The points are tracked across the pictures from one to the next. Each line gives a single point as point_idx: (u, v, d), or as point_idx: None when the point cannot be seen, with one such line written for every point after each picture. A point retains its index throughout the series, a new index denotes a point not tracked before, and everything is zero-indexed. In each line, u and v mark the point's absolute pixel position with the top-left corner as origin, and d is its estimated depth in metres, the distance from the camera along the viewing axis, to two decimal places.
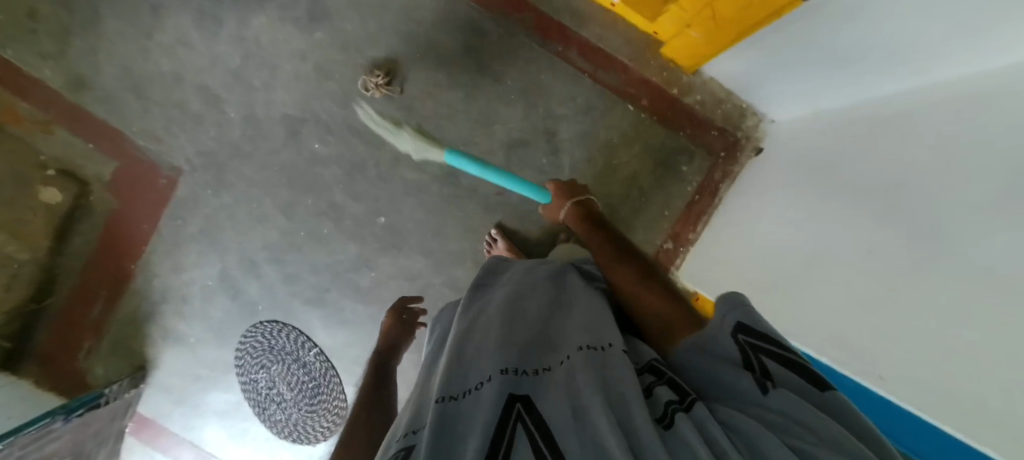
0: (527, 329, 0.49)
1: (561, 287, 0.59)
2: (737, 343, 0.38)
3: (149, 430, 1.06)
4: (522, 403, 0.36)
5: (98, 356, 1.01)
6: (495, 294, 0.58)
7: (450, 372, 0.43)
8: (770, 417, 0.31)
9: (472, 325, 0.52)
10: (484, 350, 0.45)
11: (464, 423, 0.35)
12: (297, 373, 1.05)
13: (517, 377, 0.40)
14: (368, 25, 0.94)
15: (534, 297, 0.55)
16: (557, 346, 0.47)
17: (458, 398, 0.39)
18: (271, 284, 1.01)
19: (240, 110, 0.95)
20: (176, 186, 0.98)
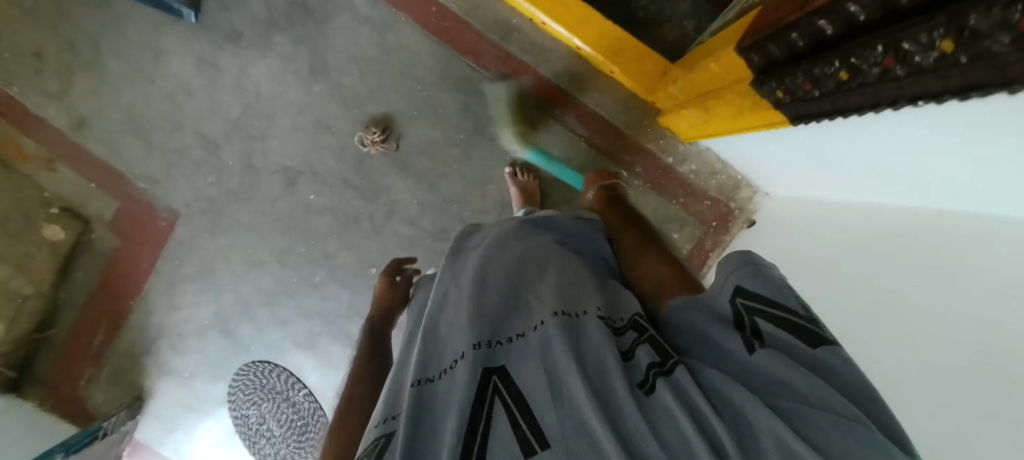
0: (500, 290, 0.48)
1: (539, 250, 0.54)
2: (734, 305, 0.37)
3: (143, 453, 1.11)
4: (498, 375, 0.37)
5: (98, 384, 1.06)
6: (469, 258, 0.55)
7: (423, 353, 0.43)
8: (760, 380, 0.31)
9: (448, 293, 0.50)
10: (457, 324, 0.44)
11: (442, 408, 0.36)
12: (286, 411, 1.09)
13: (490, 350, 0.40)
14: (367, 81, 0.95)
15: (506, 265, 0.51)
16: (529, 309, 0.45)
17: (434, 380, 0.40)
18: (264, 326, 1.04)
19: (238, 158, 0.97)
20: (173, 227, 1.00)
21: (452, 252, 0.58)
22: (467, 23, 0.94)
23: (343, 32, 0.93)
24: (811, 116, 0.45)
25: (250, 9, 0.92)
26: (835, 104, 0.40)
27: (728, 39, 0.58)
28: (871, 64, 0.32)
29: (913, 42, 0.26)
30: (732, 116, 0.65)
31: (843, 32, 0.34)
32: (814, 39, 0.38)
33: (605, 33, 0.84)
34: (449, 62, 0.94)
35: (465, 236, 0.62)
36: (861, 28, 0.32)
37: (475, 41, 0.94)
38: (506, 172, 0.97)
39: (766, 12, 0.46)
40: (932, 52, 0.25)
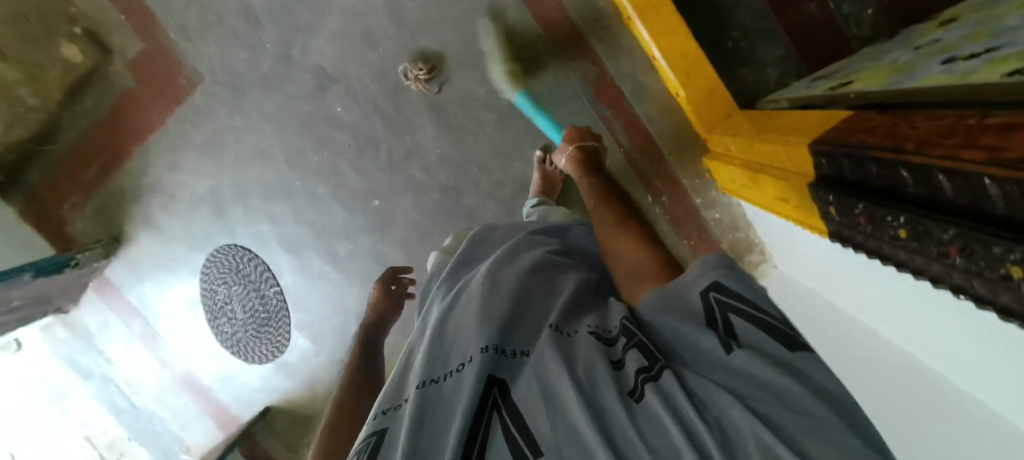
0: (509, 297, 0.41)
1: (556, 266, 0.48)
2: (706, 300, 0.33)
3: (109, 292, 1.15)
4: (499, 388, 0.33)
5: (82, 214, 1.07)
6: (479, 267, 0.49)
7: (427, 353, 0.37)
8: (739, 384, 0.27)
9: (454, 295, 0.45)
10: (464, 325, 0.39)
11: (445, 415, 0.32)
12: (253, 300, 1.11)
13: (499, 356, 0.35)
14: (429, 12, 0.89)
15: (521, 268, 0.46)
16: (539, 325, 0.39)
17: (438, 383, 0.35)
18: (255, 217, 1.04)
19: (277, 43, 0.92)
20: (193, 90, 0.97)
21: (459, 261, 0.55)
22: None
23: None
24: (851, 243, 0.44)
25: None
26: (892, 254, 0.36)
27: (812, 123, 0.54)
28: (933, 245, 0.28)
29: (982, 249, 0.22)
30: (782, 201, 0.62)
31: (925, 197, 0.30)
32: (895, 183, 0.34)
33: (688, 52, 0.81)
34: (518, 26, 0.89)
35: (480, 238, 0.59)
36: (943, 205, 0.28)
37: (553, 11, 0.89)
38: (535, 156, 0.94)
39: (864, 126, 0.41)
40: (997, 268, 0.21)
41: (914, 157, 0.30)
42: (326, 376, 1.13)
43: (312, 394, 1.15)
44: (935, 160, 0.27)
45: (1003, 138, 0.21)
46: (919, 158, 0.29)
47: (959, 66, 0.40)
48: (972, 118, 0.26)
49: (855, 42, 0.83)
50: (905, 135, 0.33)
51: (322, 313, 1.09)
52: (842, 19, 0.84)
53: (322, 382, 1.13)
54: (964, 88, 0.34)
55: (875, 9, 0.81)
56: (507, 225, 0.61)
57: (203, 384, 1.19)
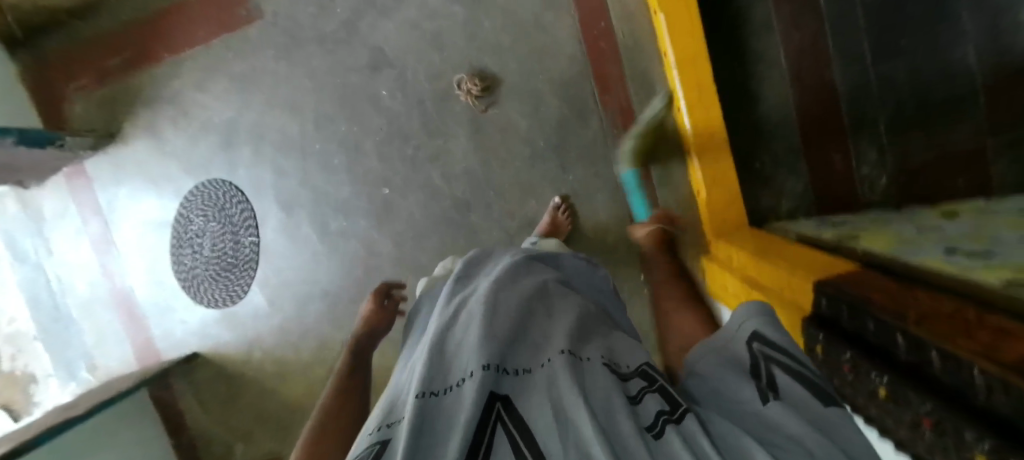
0: (512, 320, 0.43)
1: (555, 292, 0.52)
2: (750, 351, 0.36)
3: (78, 183, 1.09)
4: (501, 403, 0.32)
5: (86, 97, 1.04)
6: (481, 286, 0.51)
7: (428, 368, 0.37)
8: (763, 428, 0.30)
9: (453, 316, 0.46)
10: (464, 344, 0.40)
11: (448, 423, 0.31)
12: (224, 243, 1.05)
13: (500, 374, 0.35)
14: (501, 36, 0.92)
15: (519, 294, 0.48)
16: (540, 346, 0.40)
17: (438, 396, 0.34)
18: (261, 162, 1.02)
19: (347, 12, 0.94)
20: (250, 24, 0.97)
21: (457, 279, 0.57)
22: (618, 58, 0.92)
23: None
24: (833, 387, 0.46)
25: None
26: (866, 408, 0.40)
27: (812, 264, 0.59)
28: (908, 412, 0.32)
29: (954, 433, 0.26)
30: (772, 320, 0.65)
31: (914, 365, 0.33)
32: (889, 347, 0.37)
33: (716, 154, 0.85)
34: (579, 77, 0.93)
35: (477, 260, 0.61)
36: (929, 378, 0.31)
37: (615, 77, 0.92)
38: (553, 201, 0.96)
39: (864, 282, 0.45)
40: (969, 450, 0.24)
41: (914, 332, 0.32)
42: (269, 341, 1.08)
43: (248, 355, 1.09)
44: (933, 339, 0.30)
45: (998, 341, 0.25)
46: (919, 332, 0.31)
47: (943, 254, 0.45)
48: (972, 314, 0.30)
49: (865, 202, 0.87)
50: (906, 303, 0.37)
51: (290, 278, 1.06)
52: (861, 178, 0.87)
53: (263, 346, 1.08)
54: (949, 277, 0.38)
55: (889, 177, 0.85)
56: (503, 250, 0.64)
57: (139, 310, 1.11)
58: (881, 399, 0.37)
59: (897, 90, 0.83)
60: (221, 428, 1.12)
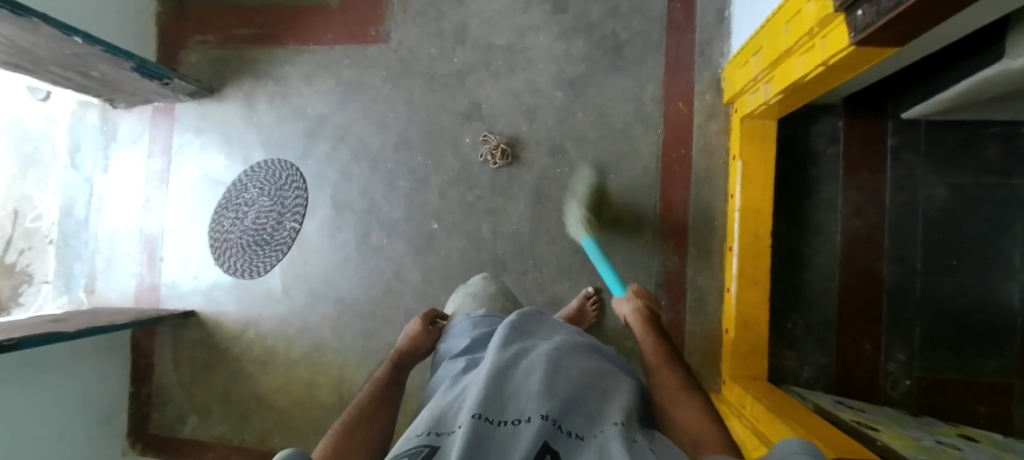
0: (572, 385, 0.42)
1: (611, 376, 0.51)
2: None
3: (162, 118, 1.15)
4: (551, 456, 0.29)
5: (205, 50, 1.12)
6: (538, 345, 0.51)
7: (486, 395, 0.37)
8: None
9: (513, 360, 0.45)
10: (524, 390, 0.39)
11: (499, 450, 0.29)
12: (267, 219, 1.08)
13: (555, 429, 0.33)
14: (589, 129, 0.99)
15: (579, 368, 0.47)
16: (598, 420, 0.37)
17: (492, 424, 0.33)
18: (332, 161, 1.07)
19: (462, 64, 1.03)
20: (375, 43, 1.06)
21: (517, 327, 0.57)
22: (689, 184, 0.96)
23: (617, 89, 0.98)
24: None
25: (590, 7, 0.99)
26: None
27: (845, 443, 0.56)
28: None
29: None
30: None
31: None
32: None
33: (756, 297, 0.86)
34: (648, 189, 0.97)
35: (531, 318, 0.62)
36: None
37: (679, 200, 0.96)
38: (584, 289, 0.96)
39: None
40: None
41: None
42: (268, 326, 1.07)
43: (241, 331, 1.08)
44: None
45: None
46: None
47: None
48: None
49: (886, 398, 0.90)
50: None
51: (312, 274, 1.07)
52: (885, 373, 0.91)
53: (258, 328, 1.07)
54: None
55: (914, 381, 0.89)
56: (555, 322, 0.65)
57: (159, 252, 1.13)
58: None
59: (937, 302, 0.89)
60: (183, 394, 1.09)
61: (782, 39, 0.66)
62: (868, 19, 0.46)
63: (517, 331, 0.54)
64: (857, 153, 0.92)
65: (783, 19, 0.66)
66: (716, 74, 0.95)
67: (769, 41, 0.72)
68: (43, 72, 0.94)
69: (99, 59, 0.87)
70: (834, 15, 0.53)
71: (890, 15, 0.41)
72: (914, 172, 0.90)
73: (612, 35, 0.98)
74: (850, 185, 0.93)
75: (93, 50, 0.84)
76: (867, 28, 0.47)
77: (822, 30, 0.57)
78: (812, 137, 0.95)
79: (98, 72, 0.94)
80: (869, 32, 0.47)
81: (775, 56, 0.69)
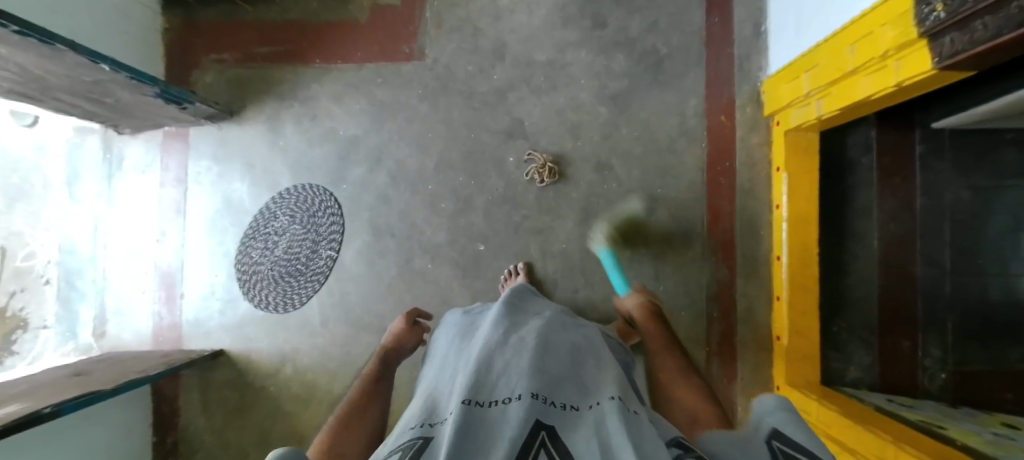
0: (561, 364, 0.46)
1: (593, 348, 0.55)
2: (769, 447, 0.31)
3: (176, 144, 1.08)
4: (546, 431, 0.32)
5: (221, 70, 1.06)
6: (529, 324, 0.57)
7: (474, 381, 0.40)
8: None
9: (502, 342, 0.50)
10: (513, 369, 0.43)
11: (488, 432, 0.32)
12: (301, 249, 1.02)
13: (545, 404, 0.36)
14: (635, 144, 0.99)
15: (568, 343, 0.52)
16: (588, 393, 0.41)
17: (483, 407, 0.36)
18: (369, 185, 1.03)
19: (502, 81, 1.01)
20: (408, 61, 1.02)
21: (509, 308, 0.62)
22: (733, 196, 0.98)
23: (660, 104, 0.99)
24: None
25: (629, 22, 0.99)
26: None
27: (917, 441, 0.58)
28: None
29: None
30: None
31: None
32: None
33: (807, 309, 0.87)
34: (695, 202, 0.99)
35: (520, 300, 0.68)
36: None
37: (725, 213, 0.98)
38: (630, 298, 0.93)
39: None
40: None
41: None
42: (306, 360, 1.02)
43: (276, 368, 1.02)
44: None
45: None
46: None
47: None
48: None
49: (923, 393, 0.91)
50: None
51: (352, 303, 1.02)
52: (921, 366, 0.92)
53: (295, 363, 1.02)
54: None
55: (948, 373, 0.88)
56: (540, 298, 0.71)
57: (177, 288, 1.06)
58: None
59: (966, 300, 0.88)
60: (213, 438, 1.02)
61: (846, 59, 0.66)
62: (958, 47, 0.42)
63: (509, 311, 0.61)
64: (889, 161, 0.97)
65: (847, 40, 0.66)
66: (756, 87, 0.97)
67: (826, 60, 0.72)
68: (48, 100, 0.85)
69: (119, 86, 0.80)
70: (916, 41, 0.50)
71: (982, 48, 0.37)
72: (940, 177, 0.91)
73: (653, 50, 0.99)
74: (884, 193, 0.97)
75: (117, 77, 0.77)
76: (953, 56, 0.44)
77: (898, 53, 0.55)
78: (847, 146, 1.02)
79: (114, 98, 0.86)
80: (958, 59, 0.43)
81: (837, 75, 0.69)
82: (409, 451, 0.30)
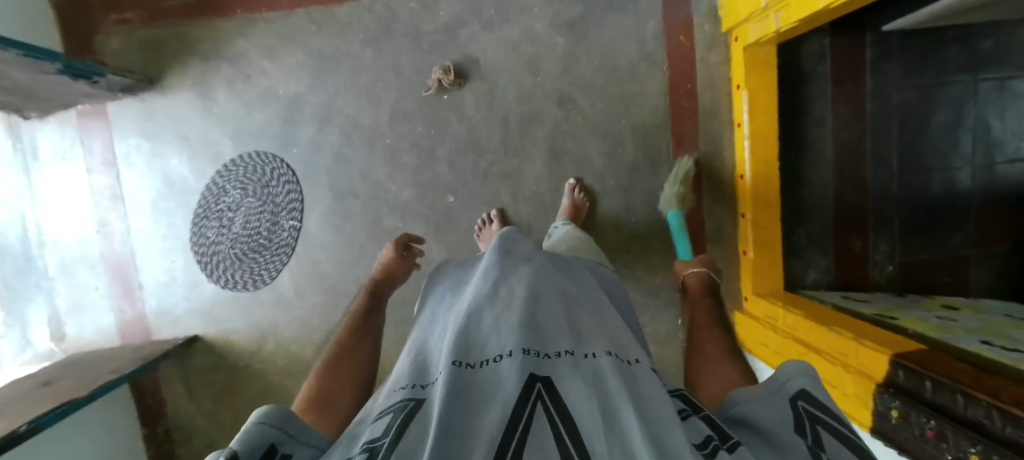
0: (557, 313, 0.42)
1: (583, 292, 0.50)
2: (794, 408, 0.31)
3: (95, 124, 0.97)
4: (542, 384, 0.30)
5: (129, 32, 0.93)
6: (518, 267, 0.50)
7: (462, 341, 0.37)
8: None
9: (491, 295, 0.44)
10: (503, 324, 0.39)
11: (480, 393, 0.30)
12: (261, 222, 0.97)
13: (539, 359, 0.33)
14: (597, 75, 0.96)
15: (560, 292, 0.46)
16: (583, 339, 0.38)
17: (474, 368, 0.33)
18: (322, 146, 0.96)
19: (449, 18, 0.93)
20: (342, 3, 0.93)
21: (499, 253, 0.53)
22: (697, 119, 0.98)
23: (619, 29, 0.95)
24: (902, 447, 0.53)
25: None
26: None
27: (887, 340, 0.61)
28: (916, 429, 0.50)
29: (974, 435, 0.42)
30: (826, 384, 0.69)
31: (940, 405, 0.47)
32: (917, 389, 0.51)
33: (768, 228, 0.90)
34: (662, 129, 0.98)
35: (511, 237, 0.58)
36: (927, 401, 0.49)
37: (690, 135, 0.98)
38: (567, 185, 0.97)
39: (941, 363, 0.50)
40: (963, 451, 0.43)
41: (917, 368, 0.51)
42: (287, 334, 1.00)
43: (258, 345, 1.00)
44: (961, 385, 0.45)
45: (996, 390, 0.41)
46: (921, 370, 0.50)
47: (986, 346, 0.53)
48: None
49: (874, 284, 1.00)
50: (935, 366, 0.50)
51: (326, 272, 0.99)
52: (873, 262, 0.99)
53: (277, 338, 1.00)
54: (1005, 361, 0.46)
55: (895, 266, 0.98)
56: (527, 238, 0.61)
57: (134, 280, 1.00)
58: (926, 438, 0.48)
59: (912, 198, 0.97)
60: (207, 422, 1.01)
61: None
62: None
63: (500, 253, 0.53)
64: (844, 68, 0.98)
65: None
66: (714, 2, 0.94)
67: None
68: None
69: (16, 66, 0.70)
70: None
71: None
72: (890, 82, 0.95)
73: None
74: (840, 101, 0.98)
75: (12, 57, 0.67)
76: None
77: None
78: None
79: (12, 80, 0.74)
80: None
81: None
82: (399, 417, 0.29)
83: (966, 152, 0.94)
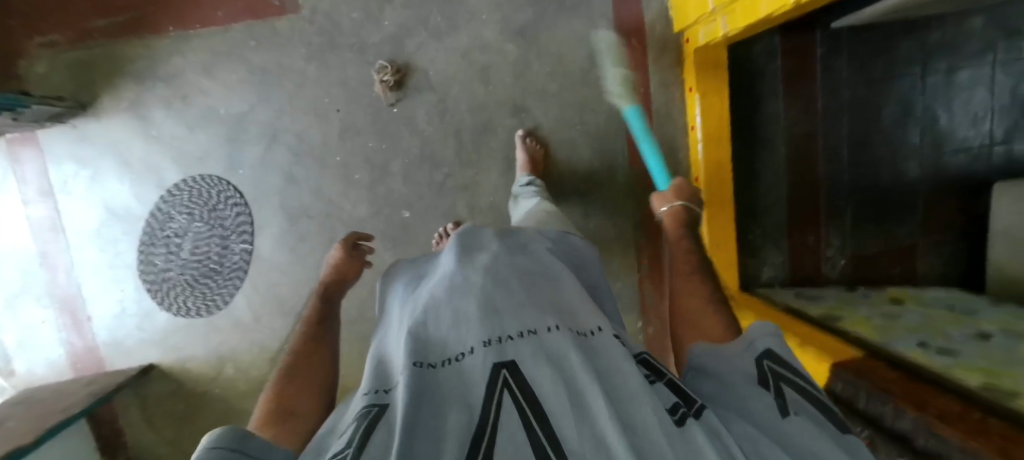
0: (519, 288, 0.40)
1: (542, 262, 0.48)
2: (760, 366, 0.35)
3: (27, 152, 0.92)
4: (508, 369, 0.30)
5: (55, 54, 0.88)
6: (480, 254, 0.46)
7: (416, 338, 0.35)
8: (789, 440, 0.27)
9: (448, 286, 0.41)
10: (461, 315, 0.37)
11: (443, 394, 0.30)
12: (211, 247, 0.94)
13: (503, 344, 0.33)
14: (550, 82, 0.94)
15: (518, 269, 0.44)
16: (544, 311, 0.38)
17: (436, 368, 0.32)
18: (270, 166, 0.93)
19: (395, 27, 0.91)
20: (281, 15, 0.89)
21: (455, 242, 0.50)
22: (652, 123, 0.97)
23: (570, 33, 0.93)
24: None
25: None
26: None
27: (830, 346, 0.62)
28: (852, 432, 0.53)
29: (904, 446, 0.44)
30: None
31: (873, 414, 0.49)
32: (852, 397, 0.52)
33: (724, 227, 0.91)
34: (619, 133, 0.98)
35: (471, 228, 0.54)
36: (858, 409, 0.51)
37: None
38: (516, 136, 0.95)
39: (874, 371, 0.52)
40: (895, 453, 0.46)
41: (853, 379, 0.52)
42: (246, 358, 0.98)
43: (217, 371, 0.98)
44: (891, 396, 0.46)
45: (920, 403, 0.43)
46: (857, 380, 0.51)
47: (921, 348, 0.55)
48: (979, 415, 0.39)
49: (826, 278, 1.01)
50: (874, 374, 0.51)
51: (284, 294, 0.97)
52: (825, 256, 1.01)
53: (237, 363, 0.98)
54: (934, 367, 0.48)
55: (846, 259, 1.00)
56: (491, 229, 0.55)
57: (82, 312, 0.97)
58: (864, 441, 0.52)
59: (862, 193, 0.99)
60: (170, 450, 1.00)
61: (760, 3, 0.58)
62: None
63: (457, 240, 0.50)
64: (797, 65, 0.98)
65: None
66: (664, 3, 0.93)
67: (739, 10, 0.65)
68: None
69: None
70: None
71: None
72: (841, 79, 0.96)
73: None
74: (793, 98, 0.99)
75: None
76: None
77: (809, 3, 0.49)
78: None
79: None
80: None
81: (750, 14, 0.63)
82: (362, 428, 0.28)
83: (914, 143, 0.96)
